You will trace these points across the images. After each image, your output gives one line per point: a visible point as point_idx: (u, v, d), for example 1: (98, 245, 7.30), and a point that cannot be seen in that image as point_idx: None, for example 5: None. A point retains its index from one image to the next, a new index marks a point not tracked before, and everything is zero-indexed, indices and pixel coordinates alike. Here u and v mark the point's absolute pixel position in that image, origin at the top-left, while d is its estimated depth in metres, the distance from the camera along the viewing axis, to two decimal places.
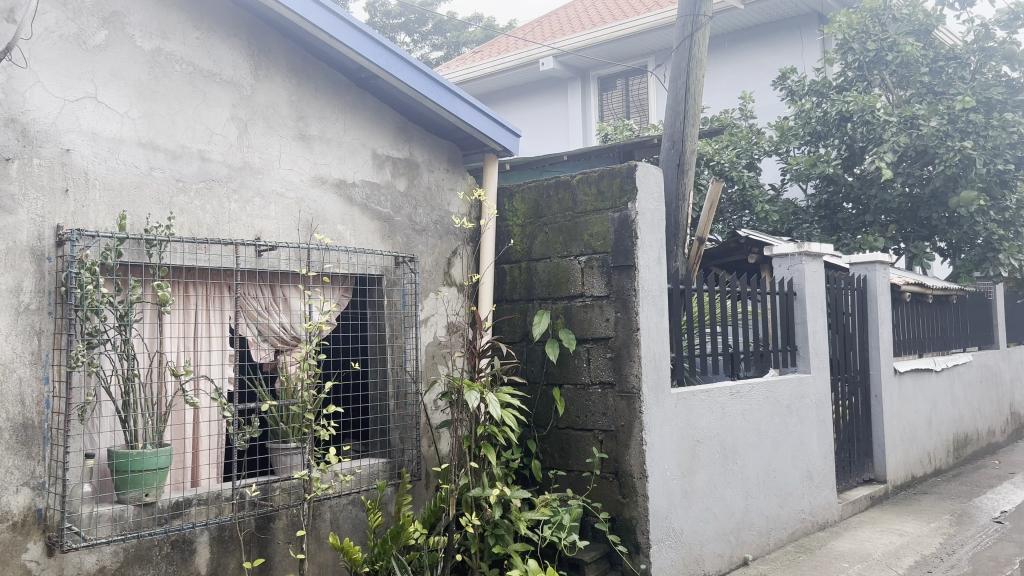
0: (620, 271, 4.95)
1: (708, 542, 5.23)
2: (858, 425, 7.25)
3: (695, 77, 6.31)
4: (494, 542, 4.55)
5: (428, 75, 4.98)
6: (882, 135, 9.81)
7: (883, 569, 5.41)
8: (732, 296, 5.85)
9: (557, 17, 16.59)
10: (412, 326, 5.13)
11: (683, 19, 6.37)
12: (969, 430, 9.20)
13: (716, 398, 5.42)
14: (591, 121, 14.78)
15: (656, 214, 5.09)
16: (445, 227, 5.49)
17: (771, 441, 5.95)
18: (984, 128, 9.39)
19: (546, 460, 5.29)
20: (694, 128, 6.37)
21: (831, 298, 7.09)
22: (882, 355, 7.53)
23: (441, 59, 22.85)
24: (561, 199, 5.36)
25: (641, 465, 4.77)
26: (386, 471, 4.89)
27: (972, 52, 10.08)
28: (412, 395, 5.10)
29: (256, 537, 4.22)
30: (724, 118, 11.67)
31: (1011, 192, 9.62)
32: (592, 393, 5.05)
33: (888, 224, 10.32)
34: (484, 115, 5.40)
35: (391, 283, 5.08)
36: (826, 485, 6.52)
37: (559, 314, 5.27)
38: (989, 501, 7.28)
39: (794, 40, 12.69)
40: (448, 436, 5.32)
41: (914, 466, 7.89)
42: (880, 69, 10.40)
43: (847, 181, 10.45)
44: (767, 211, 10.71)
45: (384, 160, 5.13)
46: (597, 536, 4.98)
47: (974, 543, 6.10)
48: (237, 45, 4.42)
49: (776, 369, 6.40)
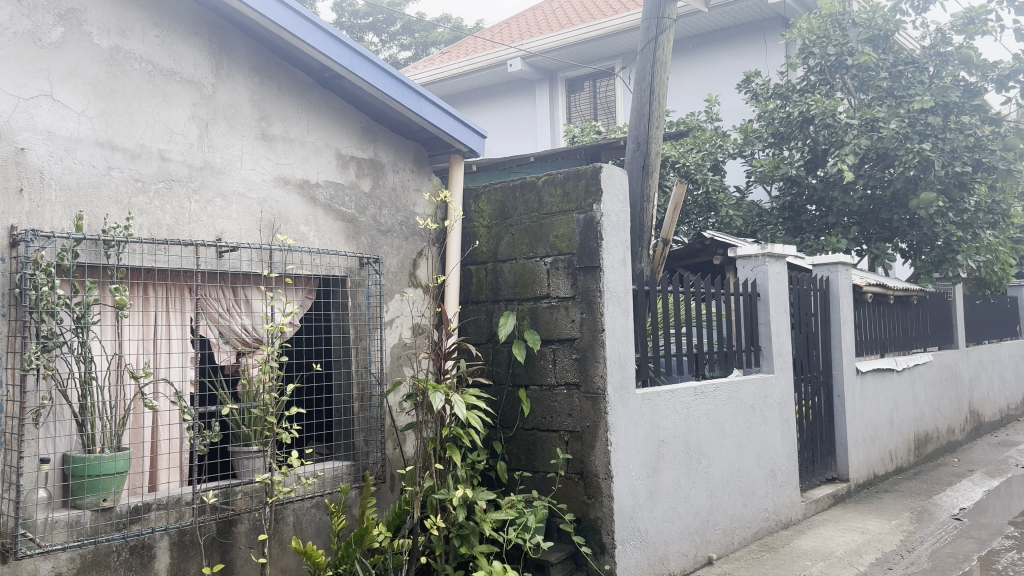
0: (585, 271, 4.97)
1: (674, 542, 5.26)
2: (821, 424, 7.34)
3: (659, 80, 6.35)
4: (460, 543, 4.55)
5: (392, 76, 4.95)
6: (844, 138, 9.97)
7: (844, 567, 5.47)
8: (696, 297, 5.90)
9: (525, 18, 16.71)
10: (376, 327, 5.11)
11: (648, 21, 6.40)
12: (930, 429, 9.34)
13: (681, 398, 5.46)
14: (558, 122, 14.82)
15: (621, 215, 5.12)
16: (410, 227, 5.46)
17: (734, 441, 6.00)
18: (941, 130, 9.62)
19: (512, 461, 5.28)
20: (659, 130, 6.41)
21: (794, 299, 7.17)
22: (845, 354, 7.63)
23: (409, 59, 22.82)
24: (527, 200, 5.36)
25: (606, 465, 4.78)
26: (350, 474, 4.86)
27: (929, 58, 10.32)
28: (376, 397, 5.07)
29: (217, 541, 4.16)
30: (690, 121, 11.78)
31: (970, 194, 9.79)
32: (558, 394, 5.05)
33: (851, 226, 10.49)
34: (450, 116, 5.38)
35: (355, 284, 5.04)
36: (790, 484, 6.59)
37: (525, 315, 5.27)
38: (948, 499, 7.39)
39: (758, 43, 12.84)
40: (413, 438, 5.29)
41: (876, 464, 8.00)
42: (841, 73, 10.58)
43: (810, 183, 10.61)
44: (731, 214, 10.79)
45: (348, 160, 5.10)
46: (562, 537, 4.98)
47: (934, 541, 6.20)
48: (197, 44, 4.36)
49: (741, 370, 6.45)
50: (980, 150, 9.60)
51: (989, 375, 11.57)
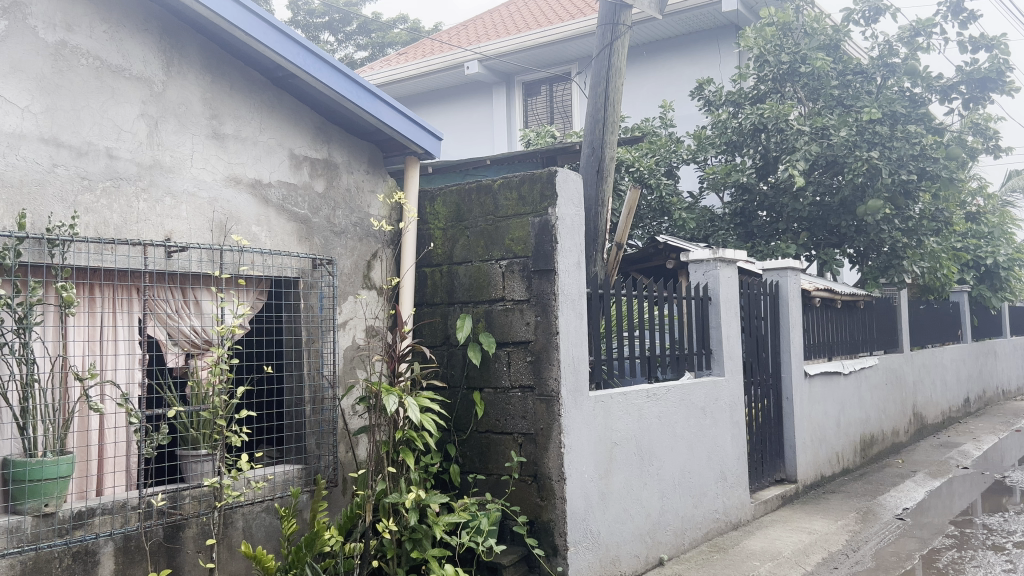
0: (540, 275, 4.99)
1: (625, 543, 5.30)
2: (770, 426, 7.47)
3: (614, 85, 6.40)
4: (412, 547, 4.53)
5: (348, 76, 4.92)
6: (795, 144, 10.18)
7: (792, 567, 5.58)
8: (649, 300, 5.96)
9: (482, 20, 16.73)
10: (329, 329, 5.06)
11: (603, 27, 6.45)
12: (875, 430, 9.54)
13: (634, 401, 5.51)
14: (515, 126, 14.85)
15: (576, 219, 5.14)
16: (364, 229, 5.42)
17: (686, 443, 6.07)
18: (888, 139, 9.84)
19: (466, 464, 5.26)
20: (613, 135, 6.46)
21: (744, 302, 7.27)
22: (793, 357, 7.77)
23: (365, 59, 22.74)
24: (482, 203, 5.36)
25: (559, 467, 4.81)
26: (301, 478, 4.81)
27: (877, 68, 10.51)
28: (329, 400, 5.02)
29: (164, 546, 4.08)
30: (645, 127, 11.93)
31: (915, 202, 10.09)
32: (512, 397, 5.06)
33: (800, 232, 10.72)
34: (405, 116, 5.35)
35: (308, 285, 4.99)
36: (739, 485, 6.68)
37: (480, 318, 5.26)
38: (892, 499, 7.57)
39: (712, 51, 13.02)
40: (366, 441, 5.25)
41: (823, 465, 8.16)
42: (792, 82, 10.80)
43: (761, 190, 10.80)
44: (684, 219, 10.94)
45: (301, 161, 5.04)
46: (515, 539, 4.97)
47: (878, 540, 6.35)
48: (147, 41, 4.28)
49: (692, 372, 6.53)
50: (925, 160, 9.85)
51: (933, 379, 11.85)
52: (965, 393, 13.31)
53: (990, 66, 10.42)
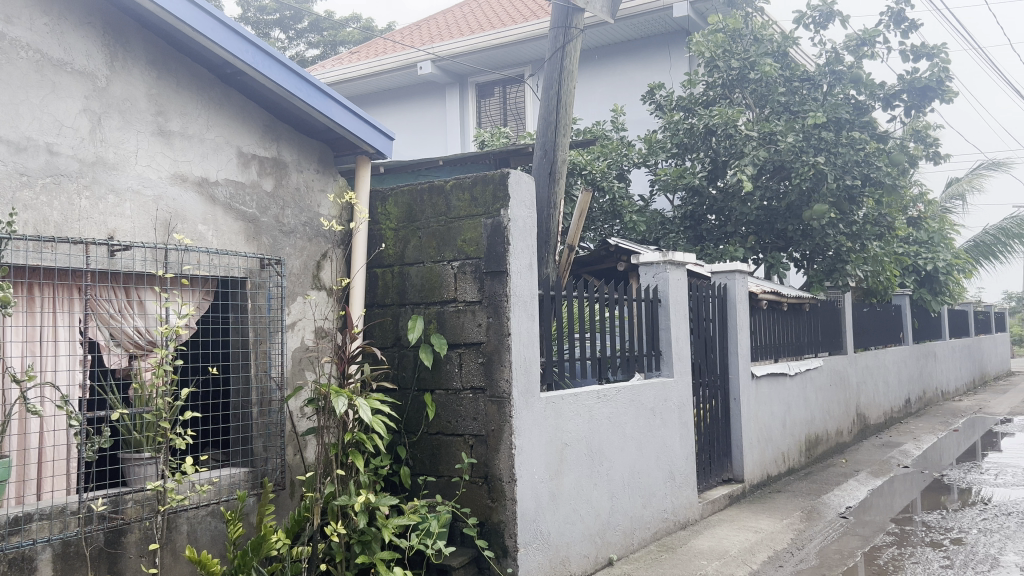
0: (492, 276, 4.99)
1: (575, 544, 5.33)
2: (717, 426, 7.57)
3: (566, 88, 6.43)
4: (360, 550, 4.49)
5: (298, 74, 4.88)
6: (743, 149, 10.36)
7: (738, 566, 5.66)
8: (600, 301, 6.01)
9: (436, 20, 16.70)
10: (277, 330, 5.00)
11: (555, 30, 6.47)
12: (820, 430, 9.74)
13: (584, 402, 5.54)
14: (468, 127, 14.84)
15: (528, 221, 5.16)
16: (314, 228, 5.35)
17: (635, 443, 6.12)
18: (834, 145, 10.06)
19: (416, 466, 5.23)
20: (565, 138, 6.50)
21: (693, 304, 7.37)
22: (741, 359, 7.89)
23: (316, 57, 22.58)
24: (434, 204, 5.35)
25: (510, 469, 4.81)
26: (247, 481, 4.75)
27: (824, 75, 10.75)
28: (277, 402, 4.96)
29: (105, 552, 3.98)
30: (596, 130, 12.03)
31: (858, 207, 10.34)
32: (463, 399, 5.05)
33: (748, 235, 10.91)
34: (357, 116, 5.31)
35: (255, 286, 4.92)
36: (687, 486, 6.75)
37: (431, 319, 5.23)
38: (835, 497, 7.74)
39: (663, 56, 13.17)
40: (314, 443, 5.19)
41: (769, 465, 8.29)
42: (742, 88, 10.98)
43: (711, 193, 10.95)
44: (635, 221, 11.05)
45: (250, 159, 4.96)
46: (465, 541, 4.94)
47: (821, 539, 6.48)
48: (90, 34, 4.18)
49: (642, 373, 6.60)
50: (868, 167, 10.11)
51: (876, 380, 12.14)
52: (906, 393, 13.65)
53: (930, 75, 10.69)
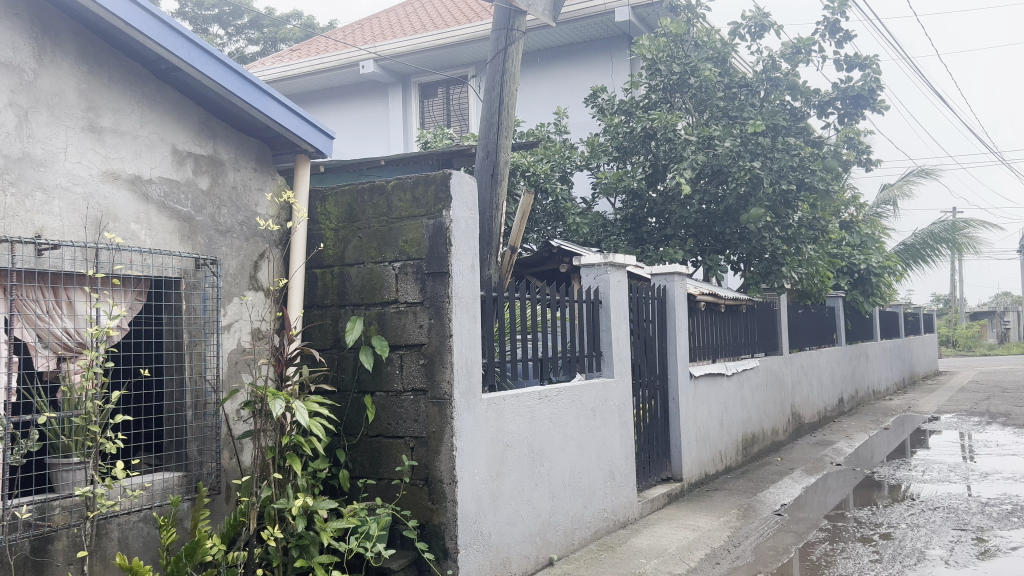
0: (434, 277, 4.98)
1: (515, 545, 5.34)
2: (657, 427, 7.67)
3: (509, 90, 6.45)
4: (298, 554, 4.44)
5: (235, 71, 4.80)
6: (683, 153, 10.53)
7: (676, 564, 5.74)
8: (542, 303, 6.04)
9: (378, 19, 16.61)
10: (213, 332, 4.91)
11: (497, 32, 6.48)
12: (757, 429, 9.94)
13: (525, 402, 5.56)
14: (410, 127, 14.78)
15: (470, 222, 5.15)
16: (251, 228, 5.25)
17: (576, 444, 6.16)
18: (770, 150, 10.35)
19: (356, 469, 5.17)
20: (508, 140, 6.52)
21: (633, 306, 7.46)
22: (680, 360, 8.01)
23: (257, 54, 22.37)
24: (375, 204, 5.30)
25: (450, 470, 4.80)
26: (181, 486, 4.65)
27: (761, 81, 11.01)
28: (212, 405, 4.85)
29: (31, 560, 3.86)
30: (539, 132, 12.10)
31: (793, 211, 10.61)
32: (403, 401, 5.02)
33: (687, 238, 11.07)
34: (296, 115, 5.25)
35: (190, 286, 4.82)
36: (627, 485, 6.82)
37: (372, 321, 5.20)
38: (771, 495, 7.91)
39: (605, 60, 13.31)
40: (251, 447, 5.10)
41: (707, 464, 8.44)
42: (682, 92, 11.16)
43: (651, 197, 11.11)
44: (578, 223, 11.15)
45: (185, 157, 4.86)
46: (405, 544, 4.90)
47: (757, 536, 6.61)
48: (18, 27, 4.05)
49: (583, 374, 6.64)
50: (803, 172, 10.40)
51: (810, 379, 12.44)
52: (840, 393, 14.02)
53: (863, 85, 11.00)
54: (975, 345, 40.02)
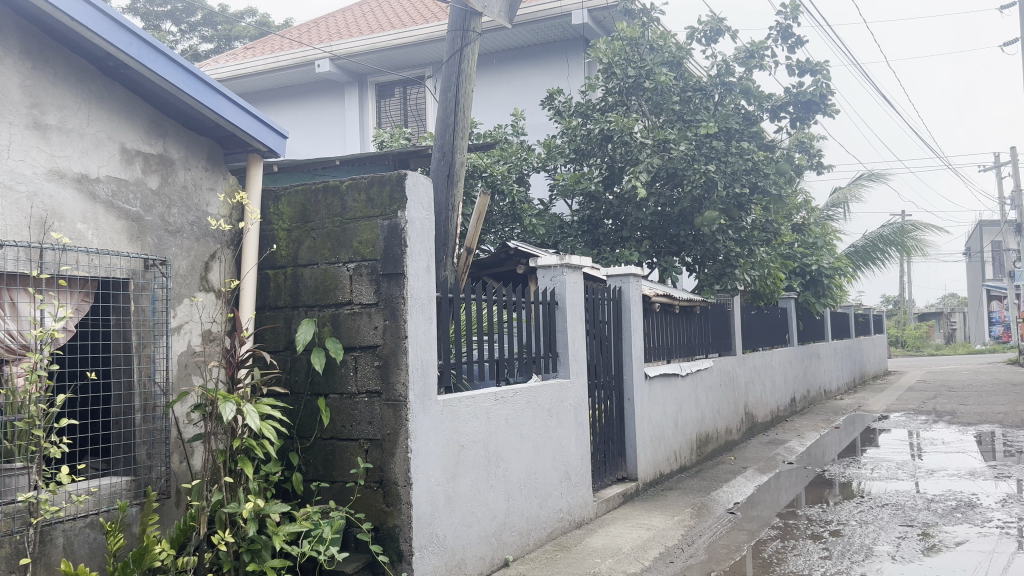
0: (389, 278, 4.95)
1: (471, 546, 5.33)
2: (612, 427, 7.72)
3: (464, 91, 6.45)
4: (250, 559, 4.39)
5: (186, 69, 4.73)
6: (638, 156, 10.62)
7: (630, 563, 5.79)
8: (498, 303, 6.05)
9: (334, 18, 16.49)
10: (162, 333, 4.83)
11: (453, 33, 6.47)
12: (710, 429, 10.05)
13: (481, 404, 5.56)
14: (367, 127, 14.69)
15: (425, 223, 5.14)
16: (202, 228, 5.17)
17: (531, 445, 6.18)
18: (723, 154, 10.49)
19: (309, 472, 5.13)
20: (463, 142, 6.52)
21: (589, 307, 7.50)
22: (635, 361, 8.08)
23: (210, 52, 22.09)
24: (329, 205, 5.26)
25: (405, 472, 4.78)
26: (129, 490, 4.57)
27: (715, 85, 11.15)
28: (161, 408, 4.78)
29: None
30: (497, 134, 12.12)
31: (746, 213, 10.80)
32: (358, 403, 4.98)
33: (643, 240, 11.17)
34: (248, 113, 5.18)
35: (139, 287, 4.73)
36: (583, 485, 6.86)
37: (325, 322, 5.16)
38: (725, 494, 8.02)
39: (562, 62, 13.38)
40: (201, 450, 5.02)
41: (662, 463, 8.51)
42: (637, 95, 11.26)
43: (607, 199, 11.19)
44: (534, 225, 11.20)
45: (134, 155, 4.77)
46: (359, 547, 4.88)
47: (710, 534, 6.69)
48: None
49: (539, 375, 6.66)
50: (756, 175, 10.57)
51: (763, 379, 12.62)
52: (792, 393, 14.24)
53: (814, 90, 11.21)
54: (922, 345, 41.06)
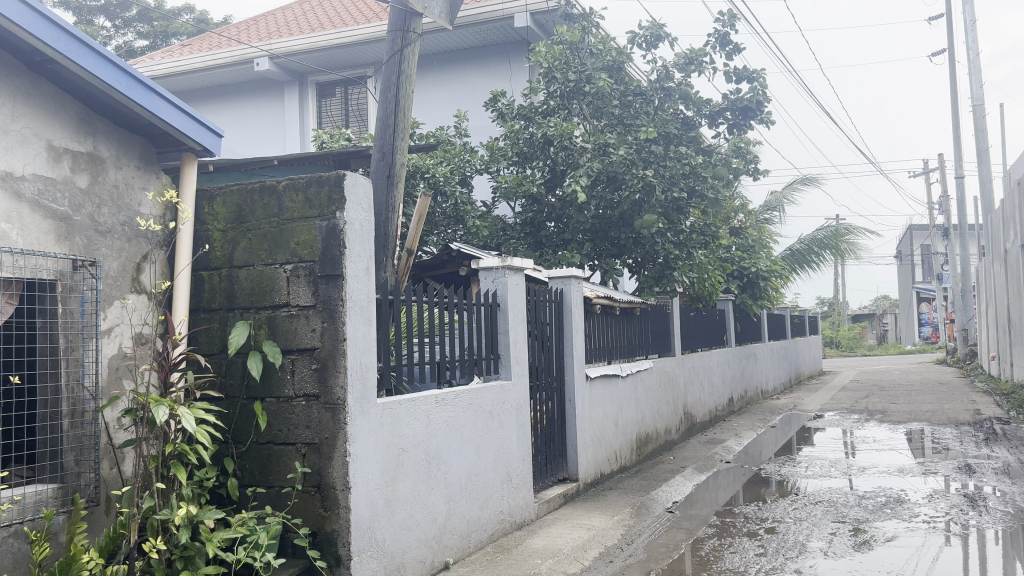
0: (327, 280, 4.90)
1: (410, 549, 5.30)
2: (553, 428, 7.76)
3: (405, 92, 6.41)
4: (183, 566, 4.31)
5: (117, 65, 4.62)
6: (579, 160, 10.71)
7: (570, 563, 5.83)
8: (438, 305, 6.03)
9: (274, 16, 16.27)
10: (92, 336, 4.70)
11: (393, 34, 6.43)
12: (650, 429, 10.17)
13: (421, 406, 5.53)
14: (307, 127, 14.52)
15: (365, 224, 5.09)
16: (133, 228, 5.04)
17: (472, 447, 6.18)
18: (662, 158, 10.66)
19: (244, 477, 5.03)
20: (404, 142, 6.48)
21: (531, 309, 7.53)
22: (576, 361, 8.13)
23: (145, 49, 21.64)
24: (265, 204, 5.19)
25: (344, 477, 4.73)
26: (56, 498, 4.44)
27: (655, 90, 11.29)
28: (90, 413, 4.64)
29: None
30: (439, 134, 12.11)
31: (685, 217, 10.99)
32: (295, 406, 4.92)
33: (584, 242, 11.29)
34: (183, 112, 5.08)
35: (67, 289, 4.60)
36: (524, 486, 6.88)
37: (262, 325, 5.08)
38: (663, 493, 8.14)
39: (504, 65, 13.42)
40: (133, 456, 4.89)
41: (602, 464, 8.58)
42: (578, 99, 11.35)
43: (549, 201, 11.22)
44: (477, 226, 11.22)
45: (61, 153, 4.63)
46: (296, 552, 4.80)
47: (649, 533, 6.77)
48: None
49: (481, 377, 6.66)
50: (694, 179, 10.79)
51: (701, 380, 12.81)
52: (729, 393, 14.47)
53: (751, 96, 11.44)
54: (856, 345, 42.27)
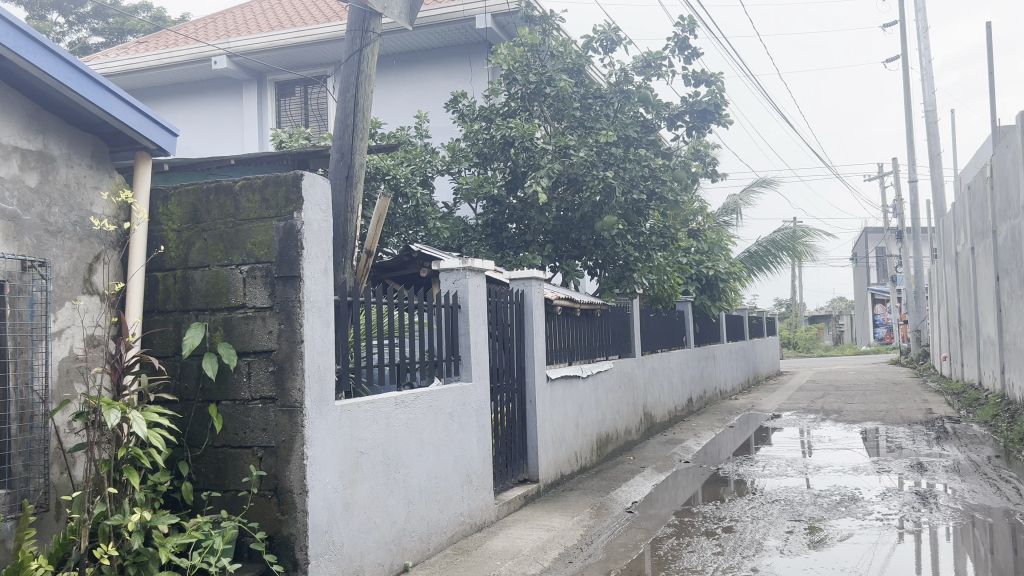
0: (284, 281, 4.86)
1: (369, 552, 5.27)
2: (514, 430, 7.77)
3: (364, 92, 6.38)
4: (135, 571, 4.24)
5: (68, 62, 4.53)
6: (540, 162, 10.74)
7: (530, 564, 5.85)
8: (398, 306, 6.01)
9: (232, 14, 16.08)
10: (41, 338, 4.59)
11: (352, 33, 6.40)
12: (610, 430, 10.22)
13: (380, 409, 5.51)
14: (266, 126, 14.38)
15: (322, 225, 5.06)
16: (85, 228, 4.94)
17: (432, 449, 6.16)
18: (622, 161, 10.74)
19: (199, 481, 4.96)
20: (363, 142, 6.44)
21: (491, 310, 7.54)
22: (536, 363, 8.15)
23: (100, 46, 21.26)
24: (221, 204, 5.12)
25: (301, 480, 4.69)
26: (4, 504, 4.34)
27: (615, 93, 11.40)
28: (39, 417, 4.54)
29: None
30: (400, 135, 12.08)
31: (645, 219, 11.08)
32: (252, 408, 4.86)
33: (545, 244, 11.35)
34: (137, 110, 5.00)
35: (15, 290, 4.49)
36: (484, 488, 6.88)
37: (217, 326, 5.01)
38: (623, 493, 8.20)
39: (465, 65, 13.41)
40: (84, 460, 4.79)
41: (563, 465, 8.62)
42: (539, 101, 11.38)
43: (510, 203, 11.23)
44: (438, 228, 11.20)
45: (10, 152, 4.52)
46: (252, 557, 4.74)
47: (608, 533, 6.81)
48: None
49: (441, 378, 6.65)
50: (654, 181, 10.92)
51: (661, 380, 12.90)
52: (688, 394, 14.61)
53: (709, 100, 11.57)
54: (813, 347, 42.98)
